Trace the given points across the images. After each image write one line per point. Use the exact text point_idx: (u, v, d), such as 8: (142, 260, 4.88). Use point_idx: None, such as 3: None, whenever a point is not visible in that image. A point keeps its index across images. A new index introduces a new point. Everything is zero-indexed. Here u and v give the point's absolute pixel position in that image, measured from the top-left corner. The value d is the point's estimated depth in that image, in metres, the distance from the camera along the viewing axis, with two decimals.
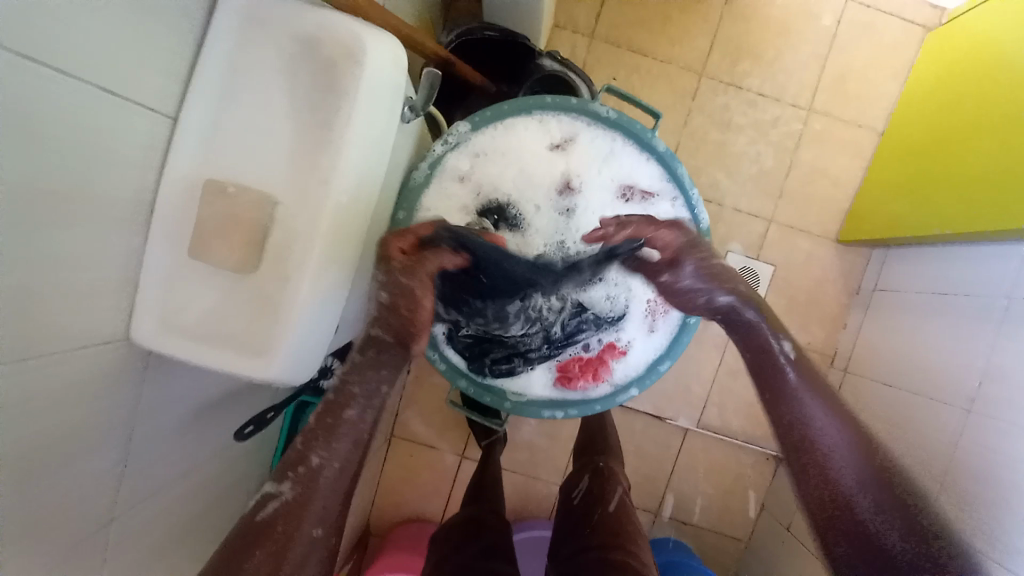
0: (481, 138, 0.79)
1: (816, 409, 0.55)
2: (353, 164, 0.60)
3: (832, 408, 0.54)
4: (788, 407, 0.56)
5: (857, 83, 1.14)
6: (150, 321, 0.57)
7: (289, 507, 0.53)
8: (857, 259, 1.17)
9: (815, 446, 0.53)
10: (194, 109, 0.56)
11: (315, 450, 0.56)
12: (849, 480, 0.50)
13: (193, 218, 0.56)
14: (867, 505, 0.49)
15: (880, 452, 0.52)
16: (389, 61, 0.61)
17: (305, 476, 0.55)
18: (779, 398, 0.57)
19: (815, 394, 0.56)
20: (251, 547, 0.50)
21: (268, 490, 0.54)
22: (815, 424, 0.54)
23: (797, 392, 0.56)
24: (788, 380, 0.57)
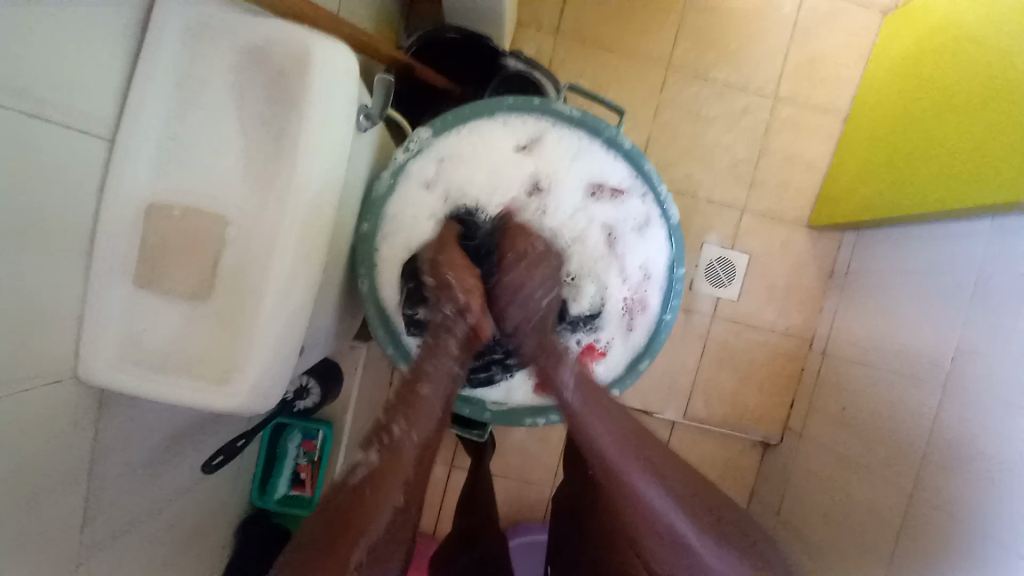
0: (444, 142, 0.66)
1: (642, 484, 0.56)
2: (317, 179, 0.51)
3: (659, 474, 0.57)
4: (627, 489, 0.57)
5: (820, 69, 1.17)
6: (102, 359, 0.48)
7: (374, 477, 0.53)
8: (829, 242, 1.20)
9: (650, 517, 0.56)
10: (137, 121, 0.46)
11: (394, 421, 0.56)
12: (656, 503, 0.56)
13: (141, 246, 0.47)
14: (673, 521, 0.55)
15: (702, 501, 0.56)
16: (345, 69, 0.51)
17: (389, 446, 0.55)
18: (618, 481, 0.58)
19: (639, 464, 0.57)
20: (338, 520, 0.51)
21: (356, 458, 0.55)
22: (652, 502, 0.56)
23: (627, 471, 0.57)
24: (614, 456, 0.58)
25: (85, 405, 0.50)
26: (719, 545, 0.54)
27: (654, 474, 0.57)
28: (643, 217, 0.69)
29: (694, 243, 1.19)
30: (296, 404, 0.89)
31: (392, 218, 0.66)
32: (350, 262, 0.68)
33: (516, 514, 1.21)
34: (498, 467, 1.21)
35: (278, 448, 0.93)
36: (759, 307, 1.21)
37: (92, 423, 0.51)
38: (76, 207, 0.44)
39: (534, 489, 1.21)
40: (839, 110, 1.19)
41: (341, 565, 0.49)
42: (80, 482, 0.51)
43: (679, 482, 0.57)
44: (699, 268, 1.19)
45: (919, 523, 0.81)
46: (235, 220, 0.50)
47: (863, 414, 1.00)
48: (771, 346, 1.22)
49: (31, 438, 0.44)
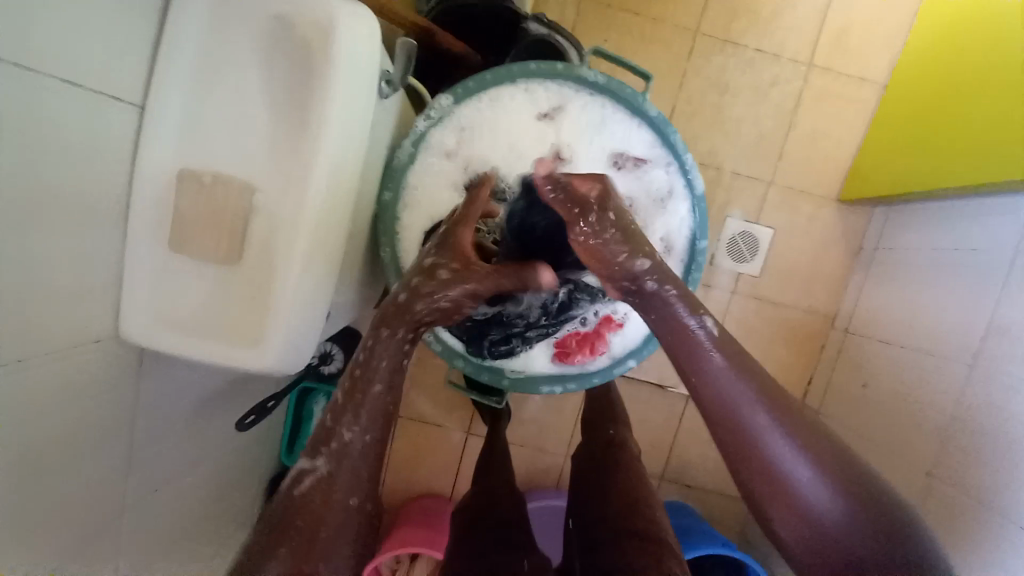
0: (465, 110, 0.65)
1: (762, 424, 0.42)
2: (342, 145, 0.51)
3: (786, 416, 0.42)
4: (737, 428, 0.43)
5: (858, 34, 1.11)
6: (140, 318, 0.51)
7: (324, 485, 0.45)
8: (859, 218, 1.16)
9: (767, 465, 0.41)
10: (162, 91, 0.47)
11: (341, 425, 0.47)
12: (779, 450, 0.41)
13: (171, 212, 0.49)
14: (802, 475, 0.40)
15: (842, 462, 0.41)
16: (366, 35, 0.50)
17: (338, 451, 0.46)
18: (721, 417, 0.43)
19: (758, 396, 0.43)
20: (276, 540, 0.44)
21: (300, 467, 0.47)
22: (769, 446, 0.42)
23: (739, 404, 0.43)
24: (724, 376, 0.44)
25: (123, 364, 0.53)
26: (864, 519, 0.39)
27: (779, 412, 0.42)
28: (668, 188, 0.68)
29: (716, 218, 1.17)
30: (322, 369, 0.93)
31: (414, 188, 0.66)
32: (371, 232, 0.69)
33: (530, 481, 1.25)
34: (514, 435, 1.24)
35: (304, 410, 0.96)
36: (781, 283, 1.19)
37: (129, 382, 0.55)
38: (109, 173, 0.46)
39: (548, 457, 1.24)
40: (878, 78, 1.13)
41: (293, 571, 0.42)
42: (120, 434, 0.55)
43: (811, 431, 0.42)
44: (721, 243, 1.17)
45: (947, 497, 0.80)
46: (263, 187, 0.50)
47: (884, 393, 0.99)
48: (792, 324, 1.20)
49: (69, 395, 0.47)
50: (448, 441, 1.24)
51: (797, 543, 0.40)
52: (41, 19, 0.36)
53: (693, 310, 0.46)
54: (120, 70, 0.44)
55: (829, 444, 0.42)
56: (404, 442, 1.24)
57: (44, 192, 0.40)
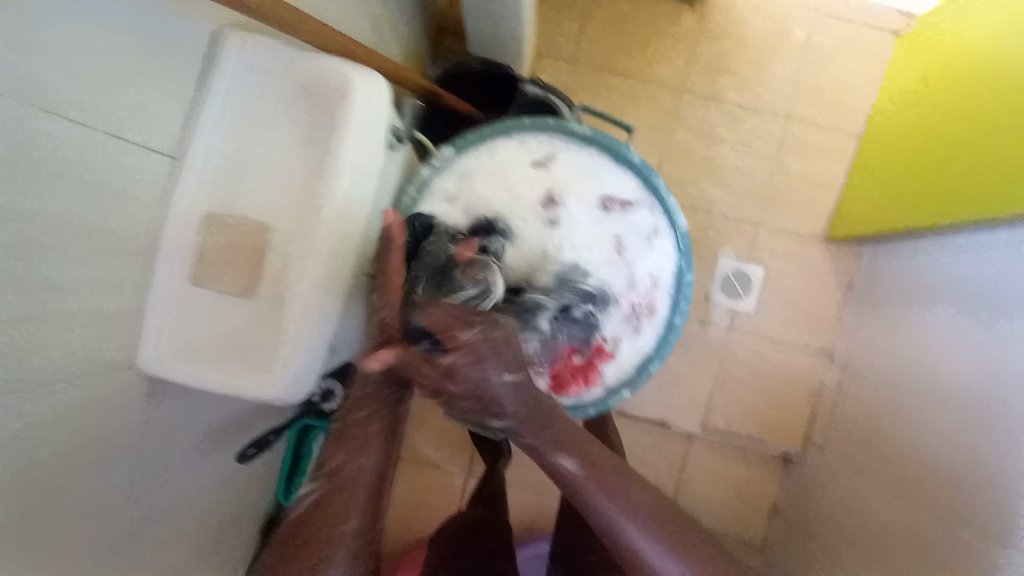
0: (465, 160, 0.72)
1: (643, 542, 0.58)
2: (352, 190, 0.57)
3: (648, 524, 0.59)
4: (625, 547, 0.58)
5: (831, 90, 1.20)
6: (155, 348, 0.53)
7: (320, 507, 0.62)
8: (847, 257, 1.21)
9: (636, 558, 0.59)
10: (201, 143, 0.52)
11: (337, 455, 0.64)
12: (646, 550, 0.58)
13: (193, 248, 0.53)
14: (663, 570, 0.58)
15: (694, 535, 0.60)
16: (380, 98, 0.57)
17: (334, 479, 0.63)
18: (612, 536, 0.59)
19: (632, 518, 0.58)
20: (293, 550, 0.60)
21: (303, 494, 0.63)
22: (651, 557, 0.57)
23: (620, 527, 0.58)
24: (601, 499, 0.59)
25: (141, 389, 0.56)
26: None
27: (650, 524, 0.58)
28: (653, 227, 0.72)
29: (709, 259, 1.21)
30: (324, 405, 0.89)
31: None
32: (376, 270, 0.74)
33: (531, 527, 1.22)
34: (514, 478, 1.22)
35: (302, 449, 0.94)
36: (776, 322, 1.21)
37: (145, 408, 0.57)
38: (151, 215, 0.50)
39: (550, 502, 1.22)
40: (853, 128, 1.21)
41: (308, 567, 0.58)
42: (138, 463, 0.56)
43: (676, 521, 0.59)
44: (716, 282, 1.21)
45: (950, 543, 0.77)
46: (280, 229, 0.56)
47: (882, 429, 0.99)
48: (789, 362, 1.21)
49: (96, 416, 0.49)
50: (449, 485, 1.22)
51: None
52: (107, 80, 0.41)
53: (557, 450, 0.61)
54: (171, 124, 0.49)
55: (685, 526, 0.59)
56: (404, 485, 1.23)
57: (93, 232, 0.43)
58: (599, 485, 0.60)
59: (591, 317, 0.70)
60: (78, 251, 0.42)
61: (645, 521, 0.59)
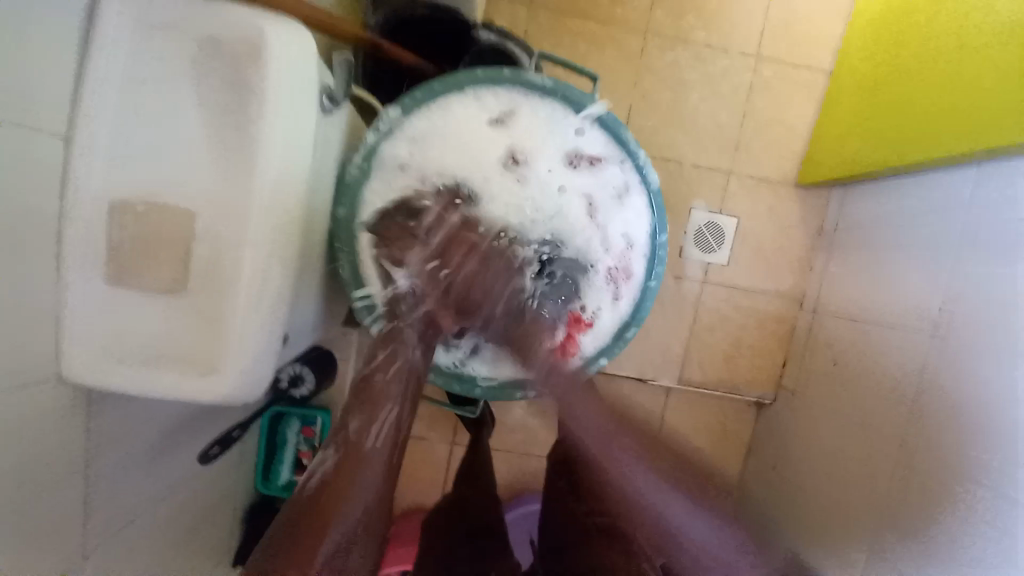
0: (415, 121, 0.65)
1: (632, 471, 0.61)
2: (287, 163, 0.50)
3: (627, 442, 0.62)
4: (613, 476, 0.62)
5: (802, 24, 1.15)
6: (82, 359, 0.48)
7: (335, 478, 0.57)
8: (817, 201, 1.20)
9: (611, 470, 0.62)
10: (89, 119, 0.44)
11: (351, 417, 0.61)
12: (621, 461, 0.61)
13: (107, 245, 0.47)
14: (634, 474, 0.61)
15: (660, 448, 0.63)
16: (307, 51, 0.50)
17: (349, 443, 0.59)
18: (600, 462, 0.62)
19: (619, 444, 0.62)
20: (303, 517, 0.55)
21: (321, 458, 0.59)
22: (638, 486, 0.61)
23: (608, 454, 0.62)
24: (587, 428, 0.62)
25: (70, 407, 0.50)
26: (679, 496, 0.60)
27: (638, 451, 0.61)
28: (623, 184, 0.68)
29: (681, 211, 1.18)
30: (293, 392, 0.89)
31: (371, 201, 0.65)
32: (327, 249, 0.67)
33: (518, 487, 1.24)
34: (499, 442, 1.22)
35: (276, 438, 0.92)
36: (749, 271, 1.21)
37: (78, 426, 0.52)
38: (34, 210, 0.43)
39: (534, 461, 1.23)
40: (823, 64, 1.16)
41: (309, 553, 0.53)
42: (72, 479, 0.52)
43: (665, 456, 0.63)
44: (688, 235, 1.19)
45: (925, 477, 0.80)
46: (206, 213, 0.49)
47: (852, 370, 1.02)
48: (762, 309, 1.22)
49: (10, 441, 0.44)
50: (433, 454, 1.22)
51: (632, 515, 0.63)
52: None
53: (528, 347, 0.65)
54: (42, 100, 0.42)
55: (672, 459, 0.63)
56: None
57: None
58: (588, 411, 0.62)
59: (568, 279, 0.67)
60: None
61: (623, 435, 0.62)
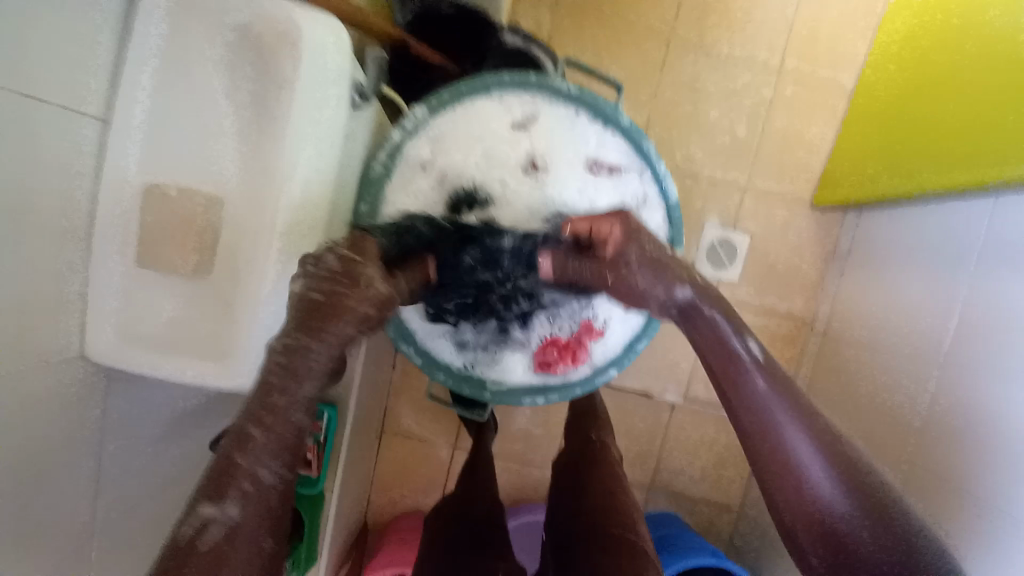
0: (440, 122, 0.66)
1: (771, 402, 0.45)
2: (313, 156, 0.51)
3: (814, 429, 0.43)
4: (749, 397, 0.46)
5: (823, 46, 1.15)
6: (105, 335, 0.49)
7: (228, 543, 0.40)
8: (832, 223, 1.20)
9: (768, 440, 0.44)
10: (126, 103, 0.46)
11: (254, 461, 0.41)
12: (801, 450, 0.42)
13: (137, 227, 0.48)
14: (812, 465, 0.42)
15: (868, 483, 0.41)
16: (338, 46, 0.50)
17: (253, 494, 0.41)
18: (721, 368, 0.48)
19: (766, 374, 0.46)
20: None
21: (204, 515, 0.40)
22: (774, 417, 0.44)
23: (746, 371, 0.47)
24: (736, 346, 0.48)
25: (84, 387, 0.51)
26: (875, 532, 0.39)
27: (788, 392, 0.45)
28: (642, 195, 0.68)
29: (694, 225, 1.18)
30: None
31: (391, 199, 0.66)
32: None
33: (518, 494, 1.23)
34: (501, 447, 1.22)
35: None
36: (761, 289, 1.21)
37: (91, 407, 0.52)
38: (67, 188, 0.44)
39: (535, 468, 1.23)
40: (844, 86, 1.16)
41: None
42: (85, 456, 0.53)
43: (817, 415, 0.45)
44: (701, 250, 1.19)
45: (931, 501, 0.80)
46: (233, 201, 0.49)
47: (861, 393, 1.01)
48: (771, 328, 1.22)
49: (29, 415, 0.45)
50: (433, 456, 1.22)
51: (786, 515, 0.42)
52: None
53: (738, 333, 0.49)
54: (79, 85, 0.43)
55: (827, 427, 0.44)
56: (389, 458, 1.22)
57: None
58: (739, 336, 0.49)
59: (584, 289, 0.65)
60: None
61: (800, 417, 0.44)
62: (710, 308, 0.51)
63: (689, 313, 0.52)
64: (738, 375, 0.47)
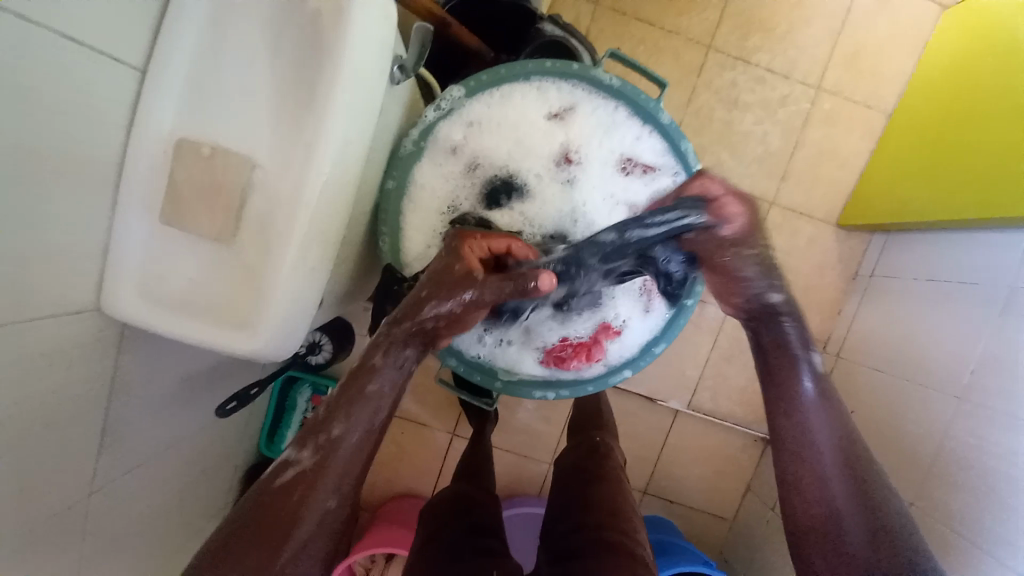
0: (475, 105, 0.64)
1: (827, 459, 0.49)
2: (351, 127, 0.49)
3: (846, 449, 0.49)
4: (801, 438, 0.50)
5: (868, 62, 1.12)
6: (129, 291, 0.49)
7: (305, 481, 0.46)
8: (857, 244, 1.17)
9: (799, 437, 0.50)
10: (167, 58, 0.45)
11: (335, 420, 0.48)
12: (824, 456, 0.49)
13: (167, 181, 0.47)
14: (830, 465, 0.48)
15: (880, 498, 0.47)
16: (383, 20, 0.49)
17: (325, 447, 0.47)
18: (790, 434, 0.51)
19: (830, 438, 0.50)
20: (249, 540, 0.44)
21: (297, 457, 0.47)
22: (828, 477, 0.48)
23: (806, 422, 0.51)
24: (811, 417, 0.51)
25: (104, 341, 0.51)
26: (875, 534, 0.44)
27: (842, 448, 0.49)
28: None
29: None
30: (308, 359, 0.89)
31: (419, 177, 0.65)
32: (371, 221, 0.68)
33: (513, 487, 1.23)
34: (500, 440, 1.22)
35: (287, 401, 0.95)
36: None
37: (107, 363, 0.52)
38: (101, 138, 0.44)
39: (532, 463, 1.22)
40: (884, 106, 1.14)
41: None
42: (95, 412, 0.52)
43: (869, 476, 0.48)
44: None
45: (930, 536, 0.80)
46: (265, 162, 0.48)
47: (870, 418, 1.00)
48: None
49: (47, 362, 0.45)
50: (432, 441, 1.22)
51: (796, 496, 0.49)
52: None
53: (803, 347, 0.54)
54: (120, 31, 0.42)
55: (874, 486, 0.47)
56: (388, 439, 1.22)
57: (23, 155, 0.37)
58: (823, 411, 0.51)
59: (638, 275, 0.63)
60: (1, 177, 0.36)
61: (836, 434, 0.50)
62: (789, 323, 0.54)
63: (762, 313, 0.56)
64: (794, 418, 0.51)
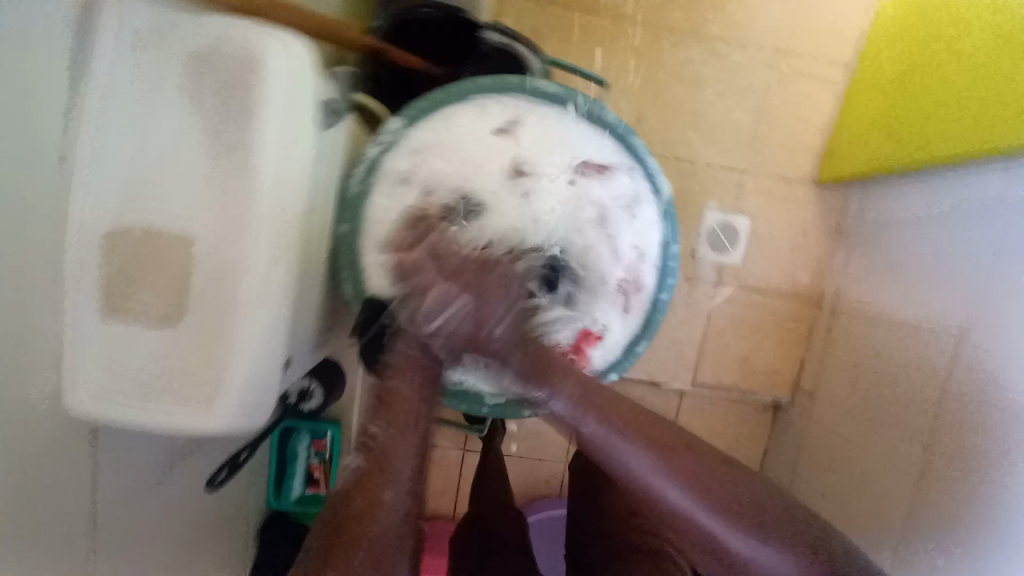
0: (417, 132, 0.63)
1: (667, 488, 0.50)
2: (286, 183, 0.48)
3: (673, 463, 0.51)
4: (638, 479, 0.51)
5: (822, 16, 1.10)
6: (86, 391, 0.46)
7: (376, 468, 0.52)
8: (835, 200, 1.16)
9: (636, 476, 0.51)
10: (83, 146, 0.42)
11: (382, 416, 0.56)
12: (663, 483, 0.50)
13: (104, 274, 0.45)
14: (672, 491, 0.50)
15: (724, 479, 0.50)
16: (301, 73, 0.48)
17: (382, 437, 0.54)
18: (629, 477, 0.52)
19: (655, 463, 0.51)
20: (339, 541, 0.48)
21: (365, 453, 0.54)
22: (681, 504, 0.50)
23: (629, 462, 0.51)
24: (627, 453, 0.51)
25: (75, 439, 0.50)
26: (734, 524, 0.48)
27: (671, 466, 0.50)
28: (635, 194, 0.66)
29: (695, 212, 1.15)
30: (301, 407, 0.89)
31: (372, 215, 0.63)
32: (331, 264, 0.66)
33: (530, 493, 1.23)
34: (510, 449, 1.21)
35: (287, 452, 0.92)
36: (766, 273, 1.18)
37: (83, 459, 0.51)
38: (33, 240, 0.42)
39: (545, 467, 1.22)
40: (844, 58, 1.12)
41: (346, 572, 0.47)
42: (81, 508, 0.52)
43: (705, 471, 0.51)
44: (702, 237, 1.16)
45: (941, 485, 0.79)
46: (205, 239, 0.47)
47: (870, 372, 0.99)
48: (778, 312, 1.19)
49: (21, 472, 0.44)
50: (444, 461, 1.21)
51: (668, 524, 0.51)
52: None
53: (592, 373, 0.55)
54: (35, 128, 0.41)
55: (715, 477, 0.50)
56: None
57: None
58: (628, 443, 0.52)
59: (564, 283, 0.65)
60: None
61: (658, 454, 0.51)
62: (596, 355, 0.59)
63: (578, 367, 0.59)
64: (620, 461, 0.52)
